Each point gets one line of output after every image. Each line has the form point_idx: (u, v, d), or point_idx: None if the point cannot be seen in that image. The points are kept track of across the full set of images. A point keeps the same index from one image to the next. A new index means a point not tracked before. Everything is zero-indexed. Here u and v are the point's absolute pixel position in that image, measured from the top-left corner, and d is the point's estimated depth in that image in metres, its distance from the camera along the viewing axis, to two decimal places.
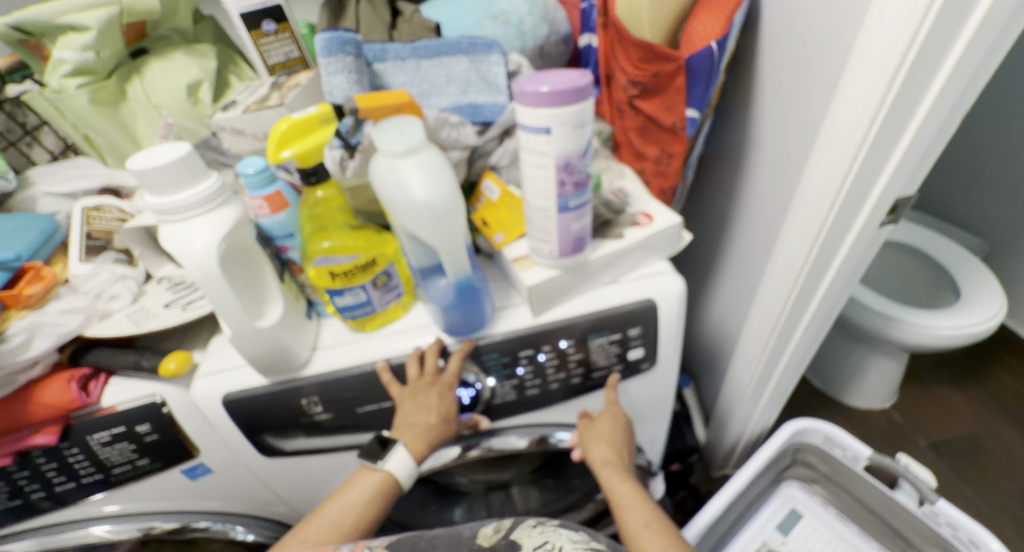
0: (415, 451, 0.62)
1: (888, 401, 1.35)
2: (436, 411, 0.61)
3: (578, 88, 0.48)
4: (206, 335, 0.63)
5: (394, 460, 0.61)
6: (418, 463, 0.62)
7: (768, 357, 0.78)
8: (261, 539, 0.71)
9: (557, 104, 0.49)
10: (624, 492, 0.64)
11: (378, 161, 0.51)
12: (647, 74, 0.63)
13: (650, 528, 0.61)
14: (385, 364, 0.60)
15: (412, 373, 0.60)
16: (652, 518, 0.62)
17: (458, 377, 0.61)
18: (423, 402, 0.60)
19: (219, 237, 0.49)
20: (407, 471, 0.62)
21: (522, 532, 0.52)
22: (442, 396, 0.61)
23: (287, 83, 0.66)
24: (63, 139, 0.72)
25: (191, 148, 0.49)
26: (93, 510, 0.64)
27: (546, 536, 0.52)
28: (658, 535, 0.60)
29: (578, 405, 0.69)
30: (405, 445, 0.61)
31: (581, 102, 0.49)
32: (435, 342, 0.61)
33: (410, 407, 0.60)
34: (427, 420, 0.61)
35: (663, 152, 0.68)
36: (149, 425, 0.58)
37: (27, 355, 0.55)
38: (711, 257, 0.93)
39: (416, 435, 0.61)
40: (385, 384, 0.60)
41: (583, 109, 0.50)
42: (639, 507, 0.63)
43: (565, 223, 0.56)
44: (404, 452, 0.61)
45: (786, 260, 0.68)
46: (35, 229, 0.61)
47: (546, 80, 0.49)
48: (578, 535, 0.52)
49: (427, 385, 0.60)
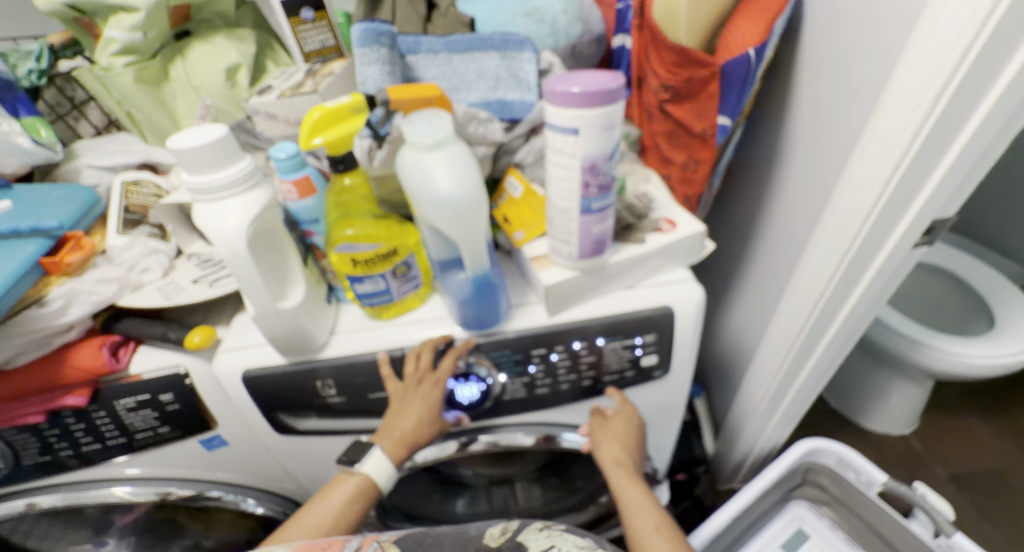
0: (392, 455, 0.63)
1: (909, 427, 1.31)
2: (416, 416, 0.62)
3: (609, 91, 0.48)
4: (230, 312, 0.65)
5: (371, 462, 0.62)
6: (395, 467, 0.63)
7: (785, 372, 0.77)
8: (270, 513, 0.73)
9: (587, 105, 0.49)
10: (634, 495, 0.65)
11: (405, 153, 0.52)
12: (680, 79, 0.62)
13: (659, 532, 0.62)
14: (386, 355, 0.61)
15: (407, 368, 0.60)
16: (661, 522, 0.63)
17: (450, 375, 0.61)
18: (407, 404, 0.61)
19: (249, 219, 0.50)
20: (386, 474, 0.63)
21: (529, 535, 0.54)
22: (426, 397, 0.61)
23: (321, 71, 0.67)
24: (107, 114, 0.75)
25: (227, 131, 0.51)
26: (115, 471, 0.66)
27: (552, 540, 0.53)
28: (666, 539, 0.61)
29: (589, 403, 0.69)
30: (382, 448, 0.62)
31: (611, 105, 0.49)
32: (433, 339, 0.61)
33: (398, 407, 0.61)
34: (402, 427, 0.62)
35: (690, 159, 0.68)
36: (171, 394, 0.61)
37: (64, 320, 0.57)
38: (732, 268, 0.91)
39: (393, 440, 0.62)
40: (384, 377, 0.61)
41: (614, 111, 0.50)
42: (649, 512, 0.64)
43: (586, 225, 0.56)
44: (381, 455, 0.62)
45: (810, 275, 0.67)
46: (77, 201, 0.63)
47: (577, 80, 0.49)
48: (584, 541, 0.53)
49: (415, 385, 0.60)
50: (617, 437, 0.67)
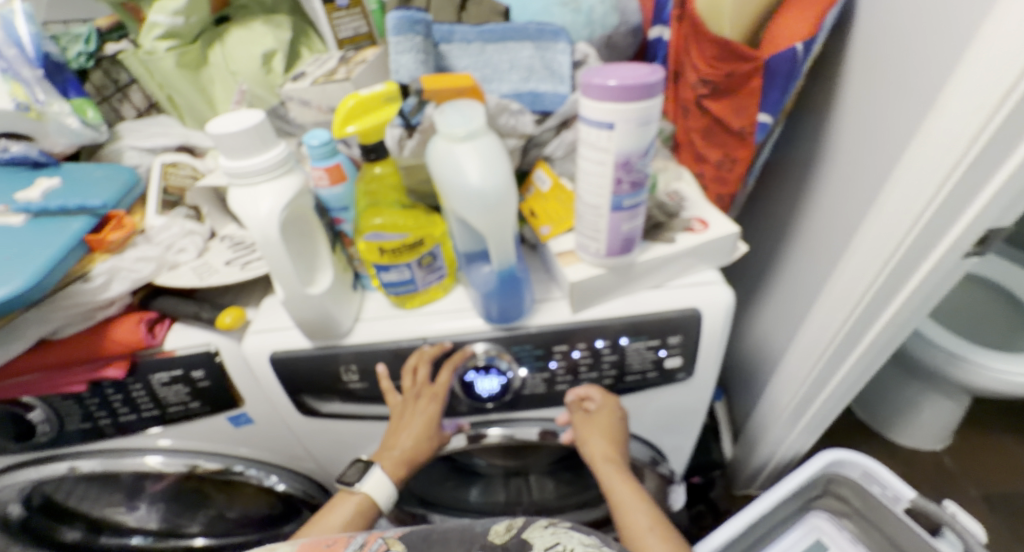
0: (392, 474, 0.66)
1: (940, 444, 1.25)
2: (415, 433, 0.65)
3: (647, 85, 0.47)
4: (260, 294, 0.67)
5: (371, 481, 0.65)
6: (394, 484, 0.66)
7: (814, 379, 0.74)
8: (290, 490, 0.76)
9: (623, 99, 0.47)
10: (624, 492, 0.65)
11: (437, 143, 0.52)
12: (720, 74, 0.60)
13: (654, 532, 0.62)
14: (385, 371, 0.63)
15: (405, 384, 0.63)
16: (655, 522, 0.63)
17: (448, 387, 0.64)
18: (407, 422, 0.65)
19: (282, 204, 0.51)
20: (385, 493, 0.66)
21: (533, 532, 0.52)
22: (427, 410, 0.64)
23: (354, 58, 0.67)
24: (148, 97, 0.78)
25: (264, 116, 0.51)
26: (148, 442, 0.69)
27: (557, 537, 0.51)
28: (662, 539, 0.61)
29: (572, 393, 0.66)
30: (381, 468, 0.66)
31: (649, 99, 0.48)
32: (428, 354, 0.62)
33: (400, 424, 0.65)
34: (401, 446, 0.65)
35: (727, 157, 0.65)
36: (202, 371, 0.63)
37: (106, 296, 0.60)
38: (763, 270, 0.89)
39: (393, 462, 0.66)
40: (384, 391, 0.64)
41: (651, 106, 0.48)
42: (642, 511, 0.64)
43: (616, 222, 0.55)
44: (381, 474, 0.65)
45: (848, 281, 0.64)
46: (120, 180, 0.65)
47: (613, 73, 0.48)
48: (589, 539, 0.51)
49: (414, 399, 0.63)
50: (604, 432, 0.66)
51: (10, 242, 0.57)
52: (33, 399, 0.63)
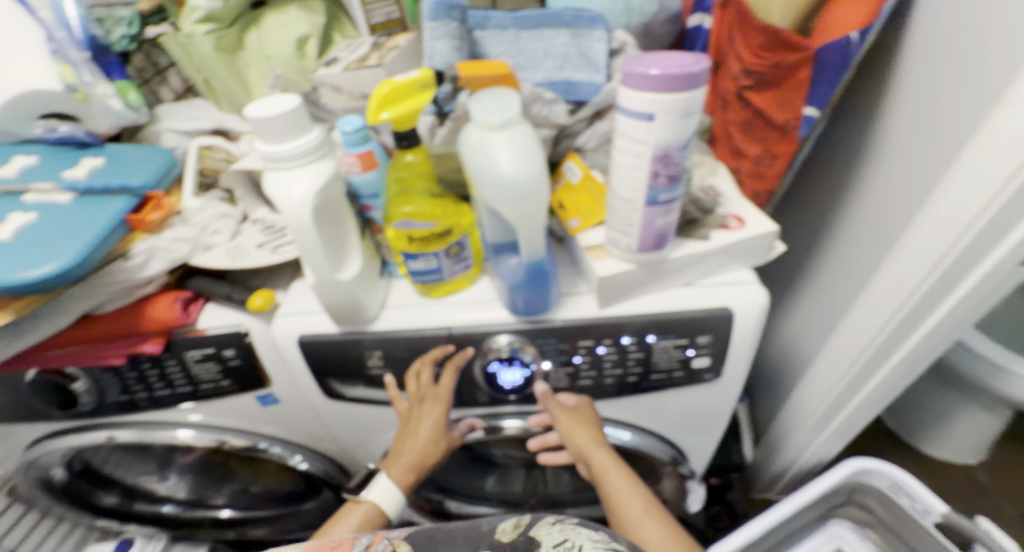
0: (399, 481, 0.69)
1: (974, 458, 1.20)
2: (422, 437, 0.67)
3: (691, 75, 0.44)
4: (288, 277, 0.68)
5: (377, 489, 0.69)
6: (401, 491, 0.69)
7: (846, 384, 0.72)
8: (313, 469, 0.78)
9: (666, 90, 0.45)
10: (616, 477, 0.67)
11: (470, 132, 0.51)
12: (767, 64, 0.57)
13: (649, 512, 0.65)
14: (392, 379, 0.65)
15: (411, 388, 0.65)
16: (649, 502, 0.66)
17: (452, 389, 0.65)
18: (412, 429, 0.67)
19: (315, 190, 0.51)
20: (392, 500, 0.69)
21: (541, 529, 0.51)
22: (434, 409, 0.66)
23: (386, 44, 0.67)
24: (186, 80, 0.80)
25: (300, 102, 0.51)
26: (180, 416, 0.72)
27: (565, 533, 0.50)
28: (657, 519, 0.64)
29: (540, 387, 0.65)
30: (389, 475, 0.69)
31: (692, 90, 0.45)
32: (437, 353, 0.62)
33: (408, 429, 0.67)
34: (408, 452, 0.68)
35: (766, 152, 0.63)
36: (233, 350, 0.64)
37: (145, 274, 0.61)
38: (796, 269, 0.86)
39: (400, 468, 0.69)
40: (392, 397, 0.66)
41: (694, 97, 0.46)
42: (635, 494, 0.66)
43: (650, 217, 0.53)
44: (387, 481, 0.69)
45: (890, 285, 0.61)
46: (158, 162, 0.67)
47: (655, 62, 0.46)
48: (598, 535, 0.50)
49: (420, 402, 0.65)
50: (580, 421, 0.67)
51: (57, 220, 0.59)
52: (77, 370, 0.65)
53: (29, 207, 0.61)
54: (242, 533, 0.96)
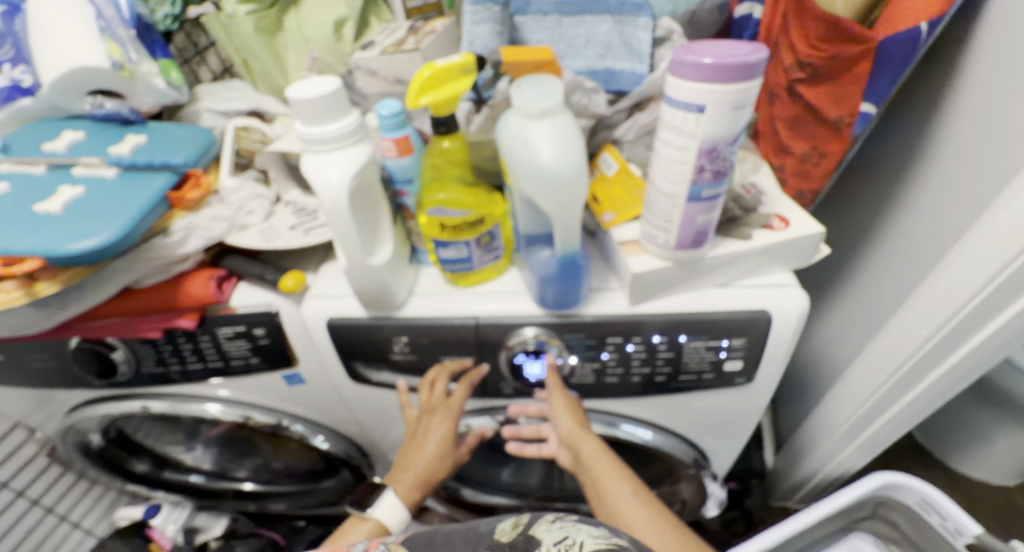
0: (405, 499, 0.70)
1: (1013, 480, 1.14)
2: (430, 450, 0.70)
3: (748, 64, 0.42)
4: (318, 260, 0.69)
5: (382, 507, 0.69)
6: (406, 509, 0.70)
7: (883, 395, 0.68)
8: (334, 449, 0.79)
9: (718, 80, 0.43)
10: (600, 461, 0.65)
11: (510, 119, 0.50)
12: (823, 56, 0.55)
13: (637, 496, 0.63)
14: (405, 385, 0.68)
15: (422, 396, 0.67)
16: (637, 487, 0.64)
17: (463, 401, 0.68)
18: (420, 442, 0.70)
19: (351, 173, 0.51)
20: (396, 519, 0.69)
21: (541, 527, 0.50)
22: (442, 421, 0.68)
23: (423, 29, 0.66)
24: (223, 61, 0.81)
25: (340, 84, 0.51)
26: (209, 391, 0.74)
27: (565, 531, 0.49)
28: (644, 502, 0.62)
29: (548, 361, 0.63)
30: (394, 492, 0.70)
31: (748, 81, 0.43)
32: (441, 371, 0.66)
33: (416, 441, 0.70)
34: (415, 467, 0.70)
35: (814, 149, 0.61)
36: (263, 329, 0.65)
37: (182, 251, 0.63)
38: (836, 272, 0.82)
39: (406, 485, 0.70)
40: (403, 406, 0.70)
41: (749, 89, 0.43)
42: (620, 480, 0.64)
43: (690, 213, 0.51)
44: (392, 498, 0.69)
45: (938, 296, 0.57)
46: (198, 141, 0.68)
47: (709, 50, 0.43)
48: (598, 531, 0.48)
49: (430, 413, 0.68)
50: (568, 408, 0.65)
51: (104, 194, 0.60)
52: (116, 340, 0.67)
53: (77, 180, 0.62)
54: (261, 507, 0.98)
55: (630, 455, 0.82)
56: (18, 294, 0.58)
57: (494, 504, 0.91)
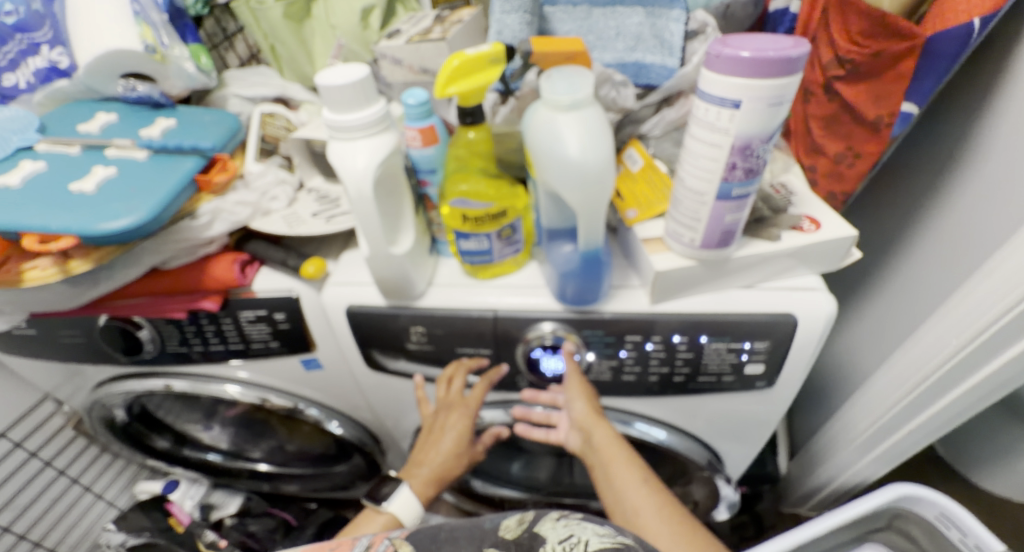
0: (420, 495, 0.71)
1: None
2: (446, 443, 0.71)
3: (789, 59, 0.40)
4: (339, 247, 0.69)
5: (397, 502, 0.69)
6: (420, 505, 0.71)
7: (907, 405, 0.66)
8: (348, 435, 0.80)
9: (757, 74, 0.41)
10: (609, 445, 0.64)
11: (538, 111, 0.49)
12: (865, 52, 0.54)
13: (647, 483, 0.62)
14: (422, 380, 0.69)
15: (439, 393, 0.68)
16: (646, 473, 0.63)
17: (480, 402, 0.69)
18: (436, 439, 0.71)
19: (376, 161, 0.51)
20: (410, 515, 0.70)
21: (545, 525, 0.50)
22: (459, 417, 0.69)
23: (449, 18, 0.65)
24: (250, 47, 0.84)
25: (368, 72, 0.51)
26: (230, 373, 0.75)
27: (570, 530, 0.49)
28: (653, 490, 0.62)
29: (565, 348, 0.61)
30: (409, 487, 0.70)
31: (787, 76, 0.41)
32: (460, 370, 0.66)
33: (434, 434, 0.71)
34: (429, 463, 0.71)
35: (849, 150, 0.59)
36: (284, 314, 0.66)
37: (208, 234, 0.64)
38: (864, 276, 0.80)
39: (421, 483, 0.71)
40: (418, 401, 0.71)
41: (788, 84, 0.42)
42: (629, 469, 0.63)
43: (719, 211, 0.49)
44: (407, 493, 0.70)
45: (971, 306, 0.55)
46: (225, 126, 0.69)
47: (748, 44, 0.42)
48: (605, 529, 0.49)
49: (447, 408, 0.69)
50: (584, 393, 0.64)
51: (135, 176, 0.61)
52: (142, 319, 0.69)
53: (110, 161, 0.63)
54: (276, 487, 1.00)
55: (641, 454, 0.82)
56: (52, 271, 0.59)
57: (502, 496, 0.92)
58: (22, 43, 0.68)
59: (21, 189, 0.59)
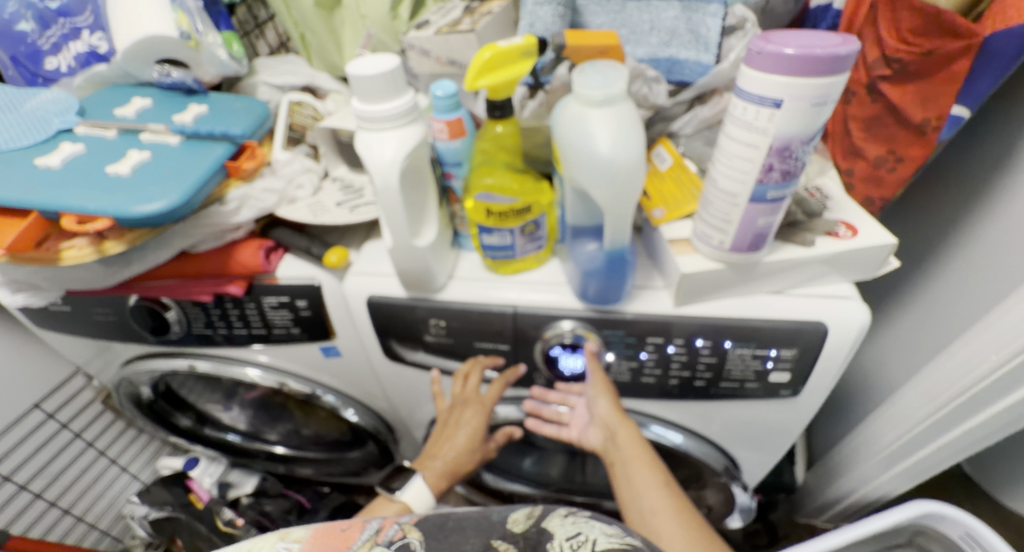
0: (433, 484, 0.71)
1: None
2: (462, 435, 0.71)
3: (837, 57, 0.38)
4: (361, 237, 0.69)
5: (410, 491, 0.70)
6: (431, 494, 0.71)
7: (937, 420, 0.64)
8: (363, 423, 0.81)
9: (800, 73, 0.39)
10: (630, 447, 0.63)
11: (570, 105, 0.48)
12: (914, 52, 0.51)
13: (665, 486, 0.61)
14: (438, 375, 0.70)
15: (456, 387, 0.69)
16: (665, 476, 0.62)
17: (496, 400, 0.69)
18: (451, 431, 0.71)
19: (403, 153, 0.51)
20: (422, 502, 0.70)
21: (553, 521, 0.50)
22: (475, 411, 0.69)
23: (479, 9, 0.65)
24: (280, 36, 0.86)
25: (399, 62, 0.50)
26: (252, 356, 0.76)
27: (578, 527, 0.49)
28: (669, 493, 0.61)
29: (587, 346, 0.60)
30: (422, 478, 0.71)
31: (834, 75, 0.39)
32: (477, 365, 0.66)
33: (450, 426, 0.71)
34: (444, 455, 0.72)
35: (890, 155, 0.57)
36: (305, 301, 0.66)
37: (236, 219, 0.64)
38: (899, 284, 0.77)
39: (433, 473, 0.72)
40: (434, 394, 0.72)
41: (833, 84, 0.40)
42: (649, 470, 0.62)
43: (751, 214, 0.48)
44: (420, 483, 0.71)
45: (1014, 320, 0.52)
46: (255, 113, 0.69)
47: (793, 40, 0.40)
48: (613, 529, 0.48)
49: (465, 402, 0.69)
50: (608, 391, 0.63)
51: (168, 160, 0.62)
52: (170, 300, 0.70)
53: (144, 145, 0.64)
54: (292, 470, 1.02)
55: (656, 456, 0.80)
56: (87, 250, 0.61)
57: (513, 492, 0.92)
58: (64, 28, 0.70)
59: (61, 170, 0.61)
